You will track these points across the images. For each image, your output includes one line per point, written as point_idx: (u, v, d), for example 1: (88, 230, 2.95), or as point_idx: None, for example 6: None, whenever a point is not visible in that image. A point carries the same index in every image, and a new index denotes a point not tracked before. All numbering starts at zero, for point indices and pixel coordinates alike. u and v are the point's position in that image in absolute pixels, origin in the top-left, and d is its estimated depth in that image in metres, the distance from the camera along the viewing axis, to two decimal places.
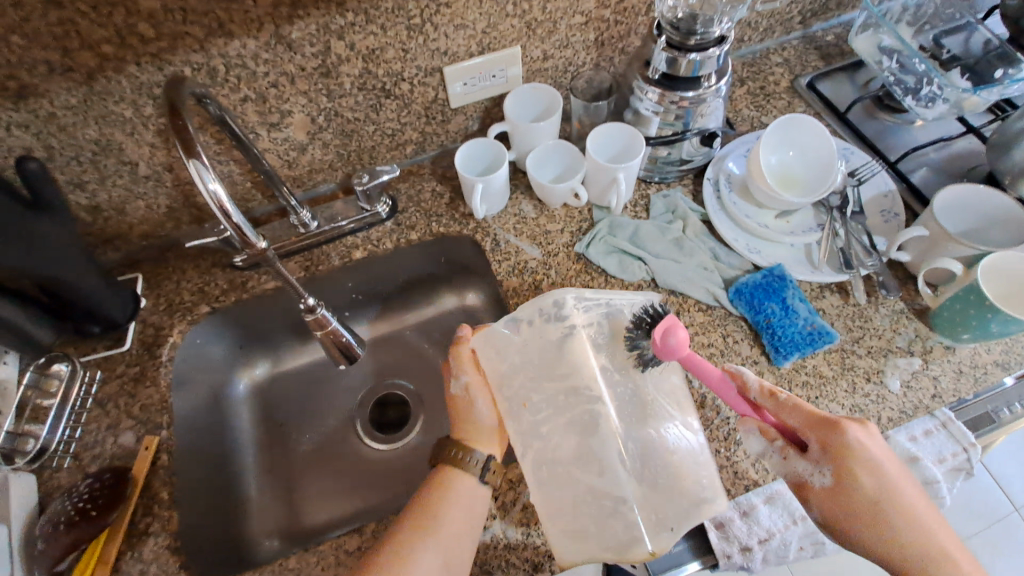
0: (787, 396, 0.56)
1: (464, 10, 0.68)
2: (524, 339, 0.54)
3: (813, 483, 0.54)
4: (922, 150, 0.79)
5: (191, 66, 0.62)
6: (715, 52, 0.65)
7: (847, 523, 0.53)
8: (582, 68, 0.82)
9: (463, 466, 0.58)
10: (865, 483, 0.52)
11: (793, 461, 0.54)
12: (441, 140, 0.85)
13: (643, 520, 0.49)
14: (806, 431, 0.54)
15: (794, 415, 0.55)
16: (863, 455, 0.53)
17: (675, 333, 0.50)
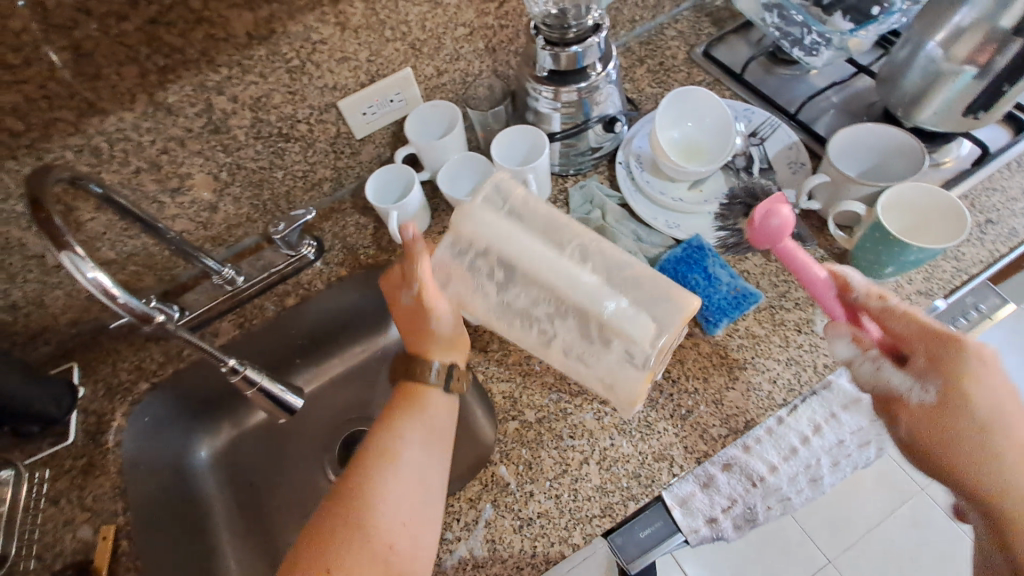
0: (900, 304, 0.51)
1: (342, 43, 0.68)
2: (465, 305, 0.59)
3: (911, 398, 0.50)
4: (820, 96, 0.81)
5: (71, 150, 0.61)
6: (594, 41, 0.66)
7: (931, 427, 0.50)
8: (479, 76, 0.82)
9: (428, 380, 0.61)
10: (982, 399, 0.48)
11: (888, 371, 0.51)
12: (357, 171, 0.85)
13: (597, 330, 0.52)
14: (911, 337, 0.50)
15: (899, 323, 0.50)
16: (977, 371, 0.48)
17: (776, 213, 0.59)
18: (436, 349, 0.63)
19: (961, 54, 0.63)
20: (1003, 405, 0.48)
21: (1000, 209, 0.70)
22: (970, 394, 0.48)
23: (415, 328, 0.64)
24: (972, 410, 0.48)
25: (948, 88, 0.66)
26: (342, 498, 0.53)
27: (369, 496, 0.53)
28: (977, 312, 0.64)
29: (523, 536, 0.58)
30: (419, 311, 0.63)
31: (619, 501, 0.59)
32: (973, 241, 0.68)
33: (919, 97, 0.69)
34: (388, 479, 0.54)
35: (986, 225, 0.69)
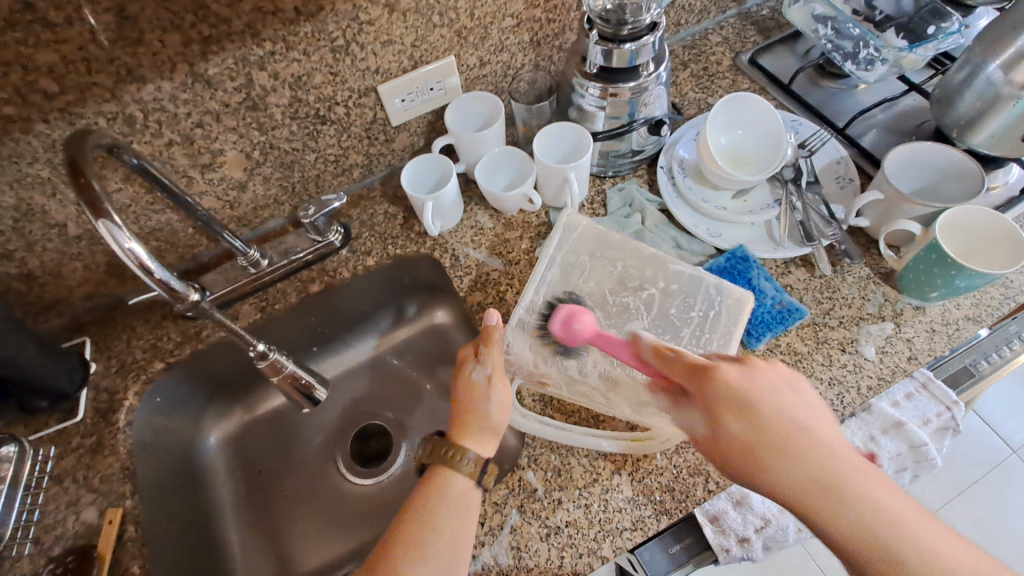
0: (676, 352, 0.53)
1: (389, 26, 0.66)
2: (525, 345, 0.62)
3: (701, 426, 0.50)
4: (867, 113, 0.79)
5: (105, 117, 0.58)
6: (650, 39, 0.64)
7: (739, 450, 0.48)
8: (521, 70, 0.80)
9: (456, 465, 0.53)
10: (740, 427, 0.48)
11: (682, 409, 0.53)
12: (388, 159, 0.82)
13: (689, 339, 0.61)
14: (684, 378, 0.51)
15: (675, 370, 0.52)
16: (758, 387, 0.49)
17: (577, 318, 0.62)
18: (474, 439, 0.56)
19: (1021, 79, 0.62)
20: (851, 459, 0.46)
21: None
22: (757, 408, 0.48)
23: (458, 412, 0.58)
24: (773, 419, 0.47)
25: (1006, 111, 0.64)
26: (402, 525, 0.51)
27: (433, 519, 0.51)
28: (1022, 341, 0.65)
29: (550, 545, 0.56)
30: (475, 396, 0.58)
31: (651, 515, 0.56)
32: (1021, 270, 0.67)
33: (974, 120, 0.67)
34: (454, 493, 0.53)
35: None
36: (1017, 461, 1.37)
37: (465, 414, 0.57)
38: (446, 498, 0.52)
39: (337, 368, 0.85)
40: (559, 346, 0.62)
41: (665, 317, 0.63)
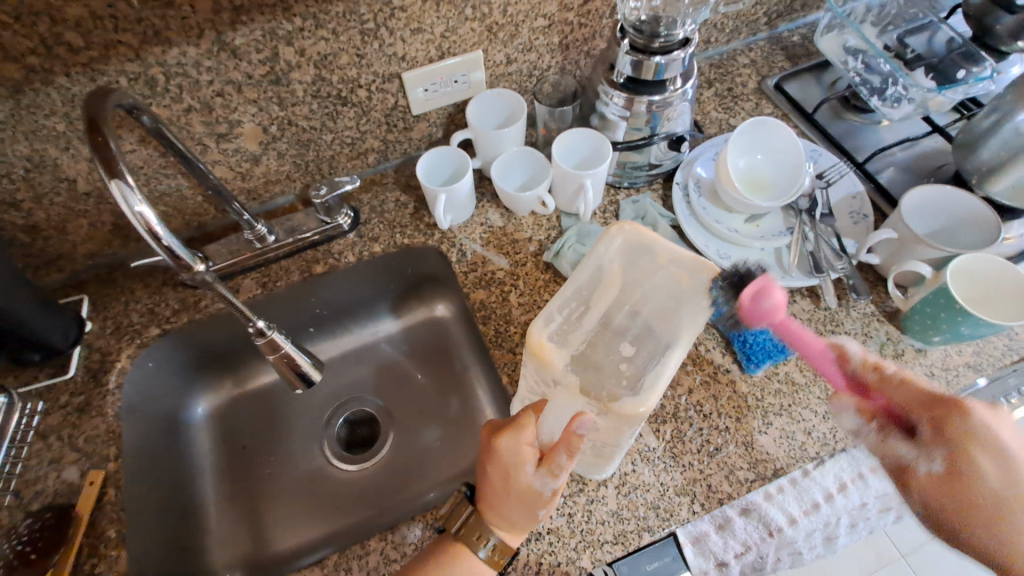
0: (896, 368, 0.48)
1: (421, 14, 0.65)
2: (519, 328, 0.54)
3: (920, 470, 0.48)
4: (887, 151, 0.79)
5: (127, 76, 0.58)
6: (680, 55, 0.64)
7: (930, 498, 0.48)
8: (547, 72, 0.80)
9: (476, 548, 0.54)
10: (977, 419, 0.47)
11: (901, 446, 0.48)
12: (404, 147, 0.82)
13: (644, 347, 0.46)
14: (919, 408, 0.47)
15: (900, 393, 0.47)
16: (987, 442, 0.47)
17: (769, 292, 0.47)
18: (507, 530, 0.53)
19: None
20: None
21: None
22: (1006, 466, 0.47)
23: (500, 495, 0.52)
24: (983, 490, 0.47)
25: None
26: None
27: None
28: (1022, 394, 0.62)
29: (529, 551, 0.55)
30: (536, 505, 0.51)
31: (633, 530, 0.56)
32: None
33: (996, 168, 0.67)
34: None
35: None
36: None
37: (519, 516, 0.52)
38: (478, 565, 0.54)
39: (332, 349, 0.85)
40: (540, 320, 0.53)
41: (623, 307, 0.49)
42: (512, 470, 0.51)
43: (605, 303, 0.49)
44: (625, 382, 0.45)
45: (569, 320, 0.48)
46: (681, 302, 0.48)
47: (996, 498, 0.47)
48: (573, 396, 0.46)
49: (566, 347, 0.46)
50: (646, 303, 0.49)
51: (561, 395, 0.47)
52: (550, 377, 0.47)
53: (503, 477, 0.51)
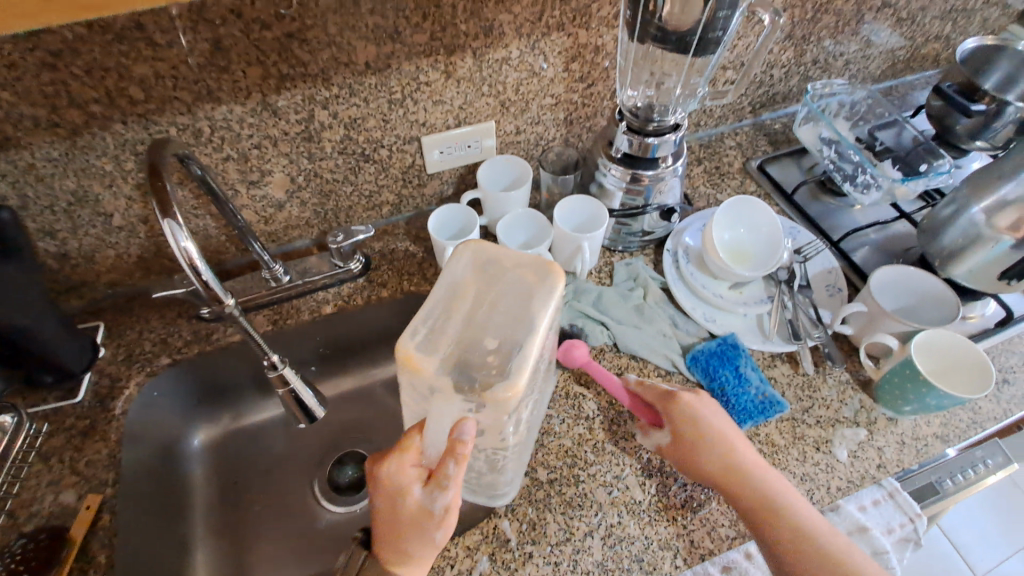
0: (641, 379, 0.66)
1: (442, 88, 0.73)
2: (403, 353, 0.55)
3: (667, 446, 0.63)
4: (860, 232, 0.86)
5: (176, 127, 0.64)
6: (671, 137, 0.71)
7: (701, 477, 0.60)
8: (551, 143, 0.88)
9: None
10: (694, 408, 0.62)
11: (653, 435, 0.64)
12: (417, 202, 0.89)
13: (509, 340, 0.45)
14: (655, 401, 0.64)
15: (646, 391, 0.65)
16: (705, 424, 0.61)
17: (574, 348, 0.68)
18: (408, 566, 0.54)
19: (1002, 223, 0.68)
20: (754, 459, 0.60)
21: (1017, 372, 0.72)
22: (735, 461, 0.59)
23: (398, 531, 0.53)
24: (741, 466, 0.59)
25: (987, 250, 0.70)
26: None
27: None
28: (983, 466, 0.71)
29: None
30: (426, 524, 0.52)
31: None
32: (992, 398, 0.70)
33: (956, 254, 0.73)
34: None
35: (1003, 384, 0.71)
36: None
37: (416, 544, 0.53)
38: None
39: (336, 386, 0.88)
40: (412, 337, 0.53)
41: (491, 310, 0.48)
42: (398, 497, 0.52)
43: (456, 301, 0.48)
44: (491, 372, 0.43)
45: (422, 325, 0.47)
46: (532, 293, 0.47)
47: (746, 488, 0.58)
48: (449, 399, 0.45)
49: (435, 353, 0.45)
50: (502, 295, 0.47)
51: (438, 402, 0.46)
52: (424, 384, 0.45)
53: (394, 509, 0.53)
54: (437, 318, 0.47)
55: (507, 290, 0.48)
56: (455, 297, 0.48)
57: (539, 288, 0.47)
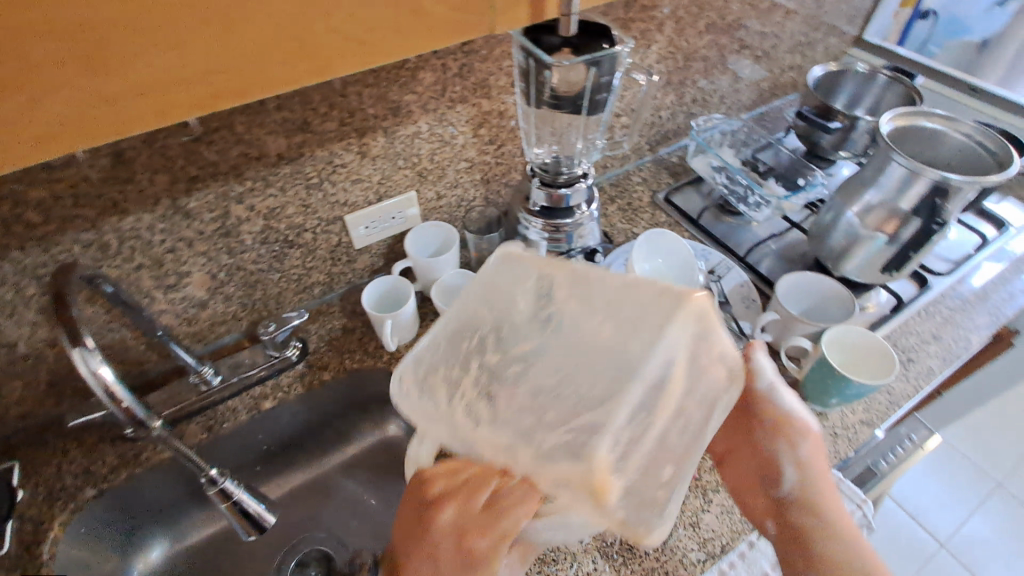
0: None
1: (359, 167, 0.75)
2: (419, 382, 0.47)
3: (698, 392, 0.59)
4: (761, 245, 0.95)
5: (81, 244, 0.62)
6: (583, 185, 0.78)
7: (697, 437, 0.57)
8: (473, 203, 0.92)
9: None
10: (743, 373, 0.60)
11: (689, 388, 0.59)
12: (349, 278, 0.89)
13: (687, 413, 0.43)
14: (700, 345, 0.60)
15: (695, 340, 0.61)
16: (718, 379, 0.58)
17: None
18: None
19: (873, 224, 0.76)
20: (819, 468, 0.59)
21: (917, 349, 0.81)
22: (808, 478, 0.59)
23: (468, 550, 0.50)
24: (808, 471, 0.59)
25: (866, 247, 0.78)
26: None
27: None
28: (911, 441, 0.79)
29: None
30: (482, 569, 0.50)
31: None
32: (903, 377, 0.78)
33: (843, 253, 0.82)
34: None
35: (907, 362, 0.79)
36: (944, 554, 1.58)
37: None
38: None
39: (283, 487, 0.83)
40: (441, 380, 0.46)
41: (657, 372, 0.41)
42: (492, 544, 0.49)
43: (531, 366, 0.44)
44: (655, 504, 0.42)
45: (484, 405, 0.44)
46: (704, 337, 0.43)
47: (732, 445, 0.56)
48: (603, 518, 0.41)
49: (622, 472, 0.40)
50: (688, 406, 0.43)
51: (589, 518, 0.41)
52: (600, 513, 0.40)
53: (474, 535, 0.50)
54: (506, 386, 0.44)
55: (600, 361, 0.42)
56: (520, 366, 0.44)
57: (643, 363, 0.41)
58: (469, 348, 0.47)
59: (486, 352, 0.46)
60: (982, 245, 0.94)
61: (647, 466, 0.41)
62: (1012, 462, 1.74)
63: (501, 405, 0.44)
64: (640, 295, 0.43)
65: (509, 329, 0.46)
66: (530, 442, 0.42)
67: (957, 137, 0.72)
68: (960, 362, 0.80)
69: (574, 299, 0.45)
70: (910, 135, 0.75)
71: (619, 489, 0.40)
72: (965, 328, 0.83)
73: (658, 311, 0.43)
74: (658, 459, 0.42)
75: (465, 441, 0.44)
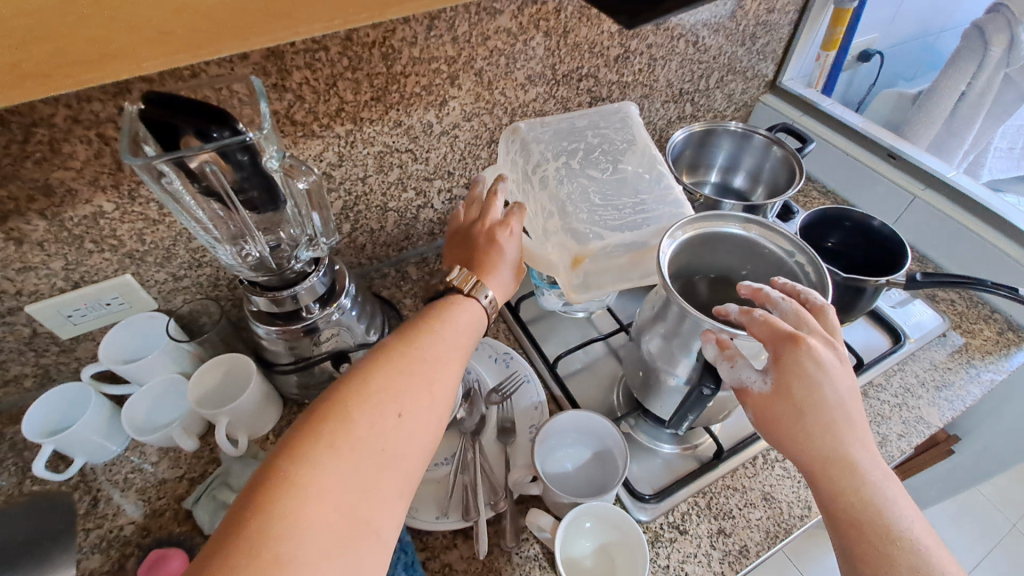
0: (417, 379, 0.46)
1: (21, 254, 0.60)
2: (536, 142, 0.66)
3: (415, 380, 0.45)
4: (585, 349, 0.77)
5: None
6: (313, 278, 0.63)
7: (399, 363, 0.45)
8: (234, 282, 0.76)
9: None
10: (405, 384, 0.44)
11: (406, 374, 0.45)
12: (73, 367, 0.74)
13: (641, 256, 0.60)
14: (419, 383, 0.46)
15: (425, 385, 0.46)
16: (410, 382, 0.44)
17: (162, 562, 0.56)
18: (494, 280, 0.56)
19: (666, 360, 0.58)
20: (886, 490, 0.43)
21: (737, 517, 0.62)
22: (840, 431, 0.43)
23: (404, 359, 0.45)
24: (864, 466, 0.43)
25: (664, 384, 0.60)
26: (378, 378, 0.43)
27: None
28: None
29: None
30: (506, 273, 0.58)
31: None
32: (706, 558, 0.59)
33: (647, 386, 0.63)
34: None
35: (718, 535, 0.60)
36: None
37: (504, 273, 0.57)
38: (466, 318, 0.52)
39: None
40: (535, 150, 0.66)
41: (633, 221, 0.59)
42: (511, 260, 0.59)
43: (579, 180, 0.63)
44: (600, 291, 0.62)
45: (540, 189, 0.63)
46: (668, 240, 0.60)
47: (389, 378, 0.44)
48: (561, 272, 0.60)
49: (581, 272, 0.58)
50: (635, 211, 0.61)
51: (556, 261, 0.60)
52: (564, 257, 0.58)
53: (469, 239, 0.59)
54: (564, 184, 0.62)
55: (643, 196, 0.62)
56: (586, 182, 0.62)
57: (663, 224, 0.60)
58: (562, 148, 0.66)
59: (557, 159, 0.64)
60: (858, 369, 0.74)
61: (618, 223, 0.59)
62: (975, 557, 1.51)
63: (568, 170, 0.63)
64: (648, 206, 0.61)
65: (588, 162, 0.65)
66: (562, 218, 0.59)
67: (772, 248, 0.57)
68: (787, 538, 0.60)
69: (633, 174, 0.64)
70: (710, 242, 0.59)
71: (571, 243, 0.58)
72: (808, 486, 0.65)
73: (666, 210, 0.61)
74: (625, 275, 0.61)
75: (559, 191, 0.62)
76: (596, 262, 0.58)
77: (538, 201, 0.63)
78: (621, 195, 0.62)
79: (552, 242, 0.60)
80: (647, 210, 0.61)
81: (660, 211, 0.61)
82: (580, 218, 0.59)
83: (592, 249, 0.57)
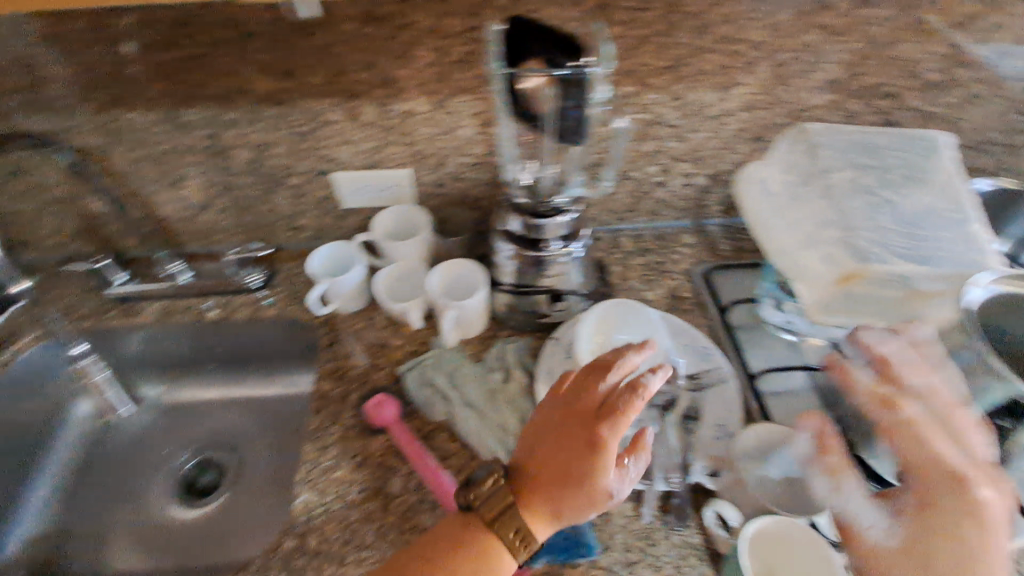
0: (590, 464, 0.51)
1: (348, 129, 0.74)
2: (829, 150, 0.65)
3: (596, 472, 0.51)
4: (793, 372, 0.71)
5: (95, 124, 0.71)
6: (565, 217, 0.68)
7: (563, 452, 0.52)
8: (479, 202, 0.85)
9: None
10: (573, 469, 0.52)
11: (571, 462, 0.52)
12: (339, 232, 0.90)
13: (914, 294, 0.57)
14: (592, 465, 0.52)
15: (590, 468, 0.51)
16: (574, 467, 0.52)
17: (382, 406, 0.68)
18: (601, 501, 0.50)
19: None
20: None
21: None
22: None
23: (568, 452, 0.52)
24: None
25: None
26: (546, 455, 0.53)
27: None
28: None
29: None
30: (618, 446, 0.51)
31: None
32: None
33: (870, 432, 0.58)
34: None
35: None
36: None
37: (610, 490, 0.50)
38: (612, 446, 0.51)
39: (197, 397, 0.91)
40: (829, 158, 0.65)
41: (921, 254, 0.56)
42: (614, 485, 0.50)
43: (867, 197, 0.61)
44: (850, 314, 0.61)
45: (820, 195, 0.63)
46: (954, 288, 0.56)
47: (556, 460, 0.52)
48: (819, 284, 0.60)
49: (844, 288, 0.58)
50: (924, 246, 0.57)
51: (817, 271, 0.60)
52: (830, 269, 0.58)
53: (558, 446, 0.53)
54: (849, 198, 0.61)
55: (939, 233, 0.58)
56: (875, 202, 0.60)
57: (957, 269, 0.55)
58: (854, 162, 0.64)
59: (846, 171, 0.63)
60: None
61: (904, 251, 0.57)
62: None
63: (856, 184, 0.62)
64: (943, 244, 0.57)
65: (883, 183, 0.62)
66: (841, 231, 0.59)
67: None
68: None
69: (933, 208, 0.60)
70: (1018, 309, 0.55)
71: (841, 258, 0.57)
72: None
73: (962, 254, 0.56)
74: (888, 307, 0.60)
75: (842, 202, 0.61)
76: (864, 284, 0.57)
77: (812, 207, 0.63)
78: (913, 225, 0.59)
79: (818, 250, 0.60)
80: (939, 247, 0.57)
81: (956, 253, 0.56)
82: (860, 236, 0.58)
83: (870, 271, 0.56)
